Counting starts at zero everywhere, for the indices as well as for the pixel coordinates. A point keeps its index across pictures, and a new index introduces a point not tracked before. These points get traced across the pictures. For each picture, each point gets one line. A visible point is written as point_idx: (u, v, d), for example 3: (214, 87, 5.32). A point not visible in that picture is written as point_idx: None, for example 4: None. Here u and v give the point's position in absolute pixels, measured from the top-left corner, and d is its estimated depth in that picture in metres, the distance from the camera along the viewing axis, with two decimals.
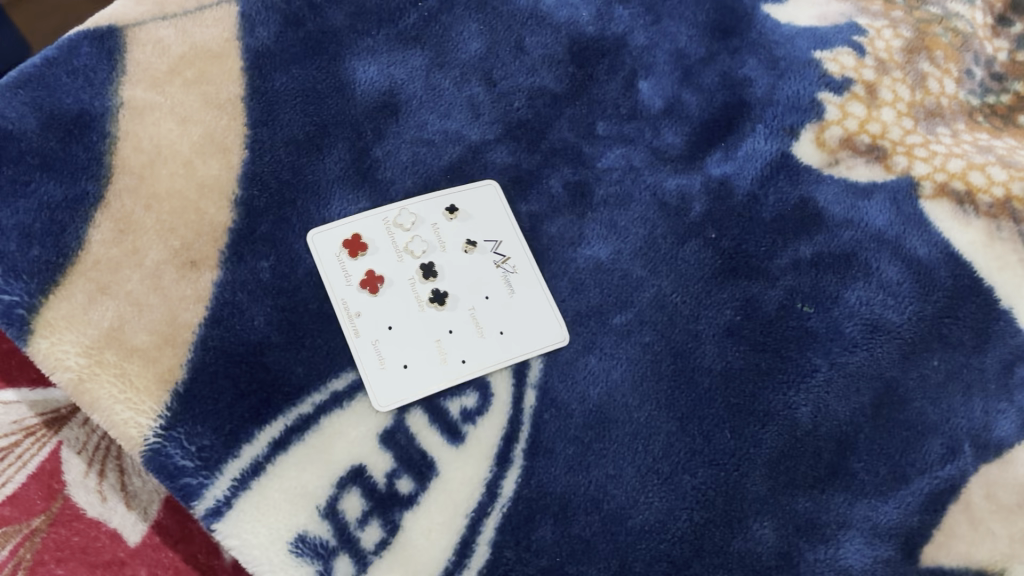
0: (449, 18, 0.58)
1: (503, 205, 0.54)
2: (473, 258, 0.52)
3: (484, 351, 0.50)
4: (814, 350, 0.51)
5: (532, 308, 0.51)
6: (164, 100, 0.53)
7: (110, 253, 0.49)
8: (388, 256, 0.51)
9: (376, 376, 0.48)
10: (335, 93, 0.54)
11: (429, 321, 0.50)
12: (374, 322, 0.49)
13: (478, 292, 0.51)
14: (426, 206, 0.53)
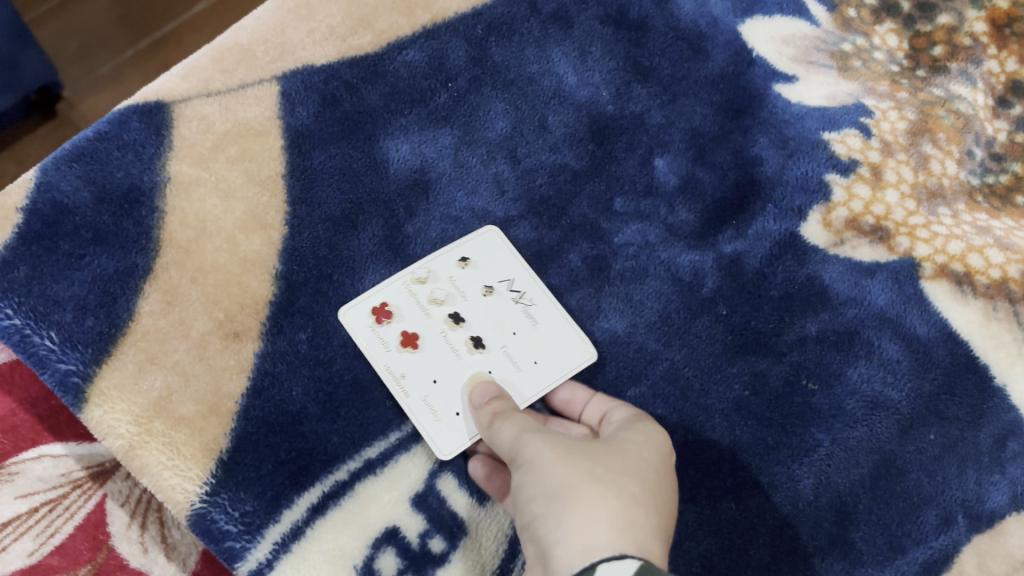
0: (478, 98, 0.61)
1: (505, 243, 0.58)
2: (495, 299, 0.56)
3: (525, 381, 0.54)
4: (816, 425, 0.54)
5: (559, 333, 0.55)
6: (209, 175, 0.56)
7: (158, 324, 0.52)
8: (416, 314, 0.55)
9: (432, 431, 0.52)
10: (370, 171, 0.58)
11: (468, 367, 0.54)
12: (417, 380, 0.53)
13: (505, 329, 0.55)
14: (439, 260, 0.56)
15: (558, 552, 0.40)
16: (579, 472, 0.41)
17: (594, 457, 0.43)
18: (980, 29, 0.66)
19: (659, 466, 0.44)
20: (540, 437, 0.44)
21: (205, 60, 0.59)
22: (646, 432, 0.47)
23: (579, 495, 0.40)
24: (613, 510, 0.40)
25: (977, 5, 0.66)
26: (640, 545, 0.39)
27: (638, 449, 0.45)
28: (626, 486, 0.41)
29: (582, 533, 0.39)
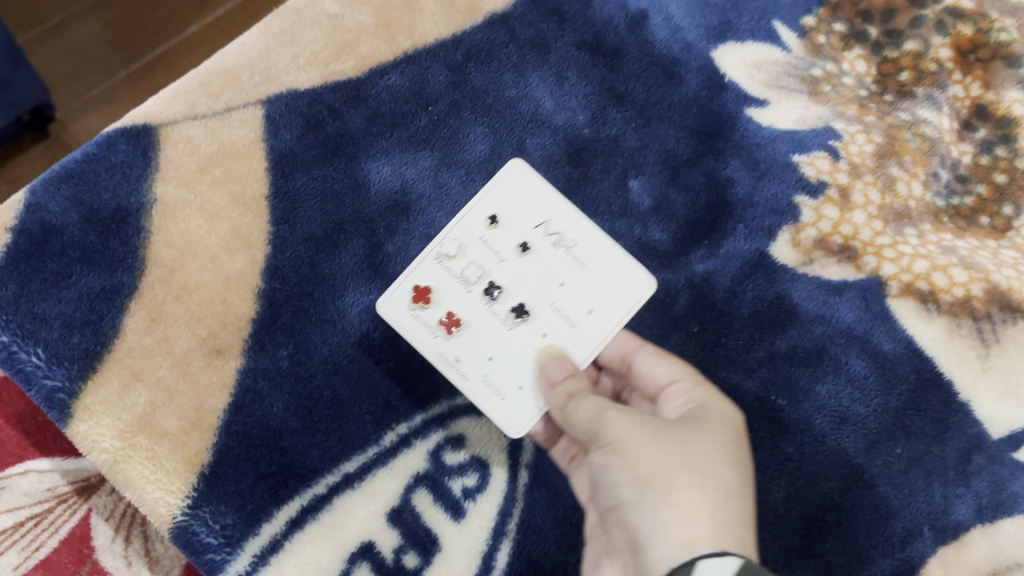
0: (458, 121, 0.62)
1: (534, 180, 0.57)
2: (537, 250, 0.56)
3: (583, 333, 0.55)
4: (786, 438, 0.57)
5: (610, 273, 0.56)
6: (194, 197, 0.57)
7: (142, 341, 0.53)
8: (455, 288, 0.56)
9: (500, 410, 0.55)
10: (352, 192, 0.59)
11: (522, 334, 0.55)
12: (475, 361, 0.55)
13: (551, 280, 0.56)
14: (467, 227, 0.56)
15: (653, 539, 0.42)
16: (672, 460, 0.44)
17: (680, 443, 0.45)
18: (945, 55, 0.68)
19: (740, 447, 0.47)
20: (626, 419, 0.46)
21: (191, 84, 0.59)
22: (721, 408, 0.50)
23: (676, 484, 0.43)
24: (708, 503, 0.43)
25: (942, 32, 0.68)
26: (733, 535, 0.42)
27: (719, 430, 0.48)
28: (713, 475, 0.45)
29: (679, 523, 0.42)
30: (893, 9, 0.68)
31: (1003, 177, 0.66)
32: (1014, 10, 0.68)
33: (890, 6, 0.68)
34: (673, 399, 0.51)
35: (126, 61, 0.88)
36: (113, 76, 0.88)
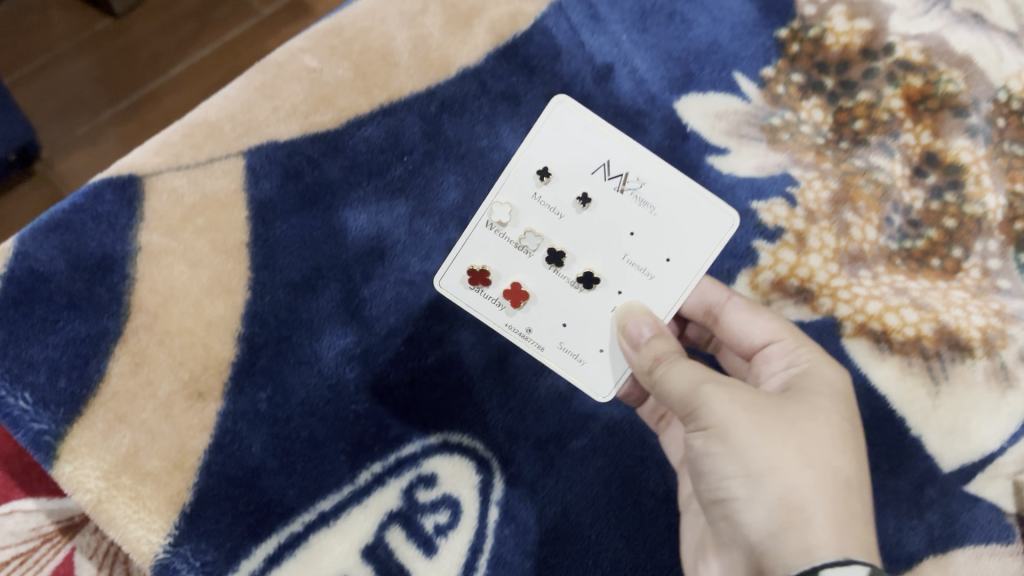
0: (431, 170, 0.65)
1: (581, 119, 0.57)
2: (597, 200, 0.57)
3: (662, 282, 0.57)
4: None
5: (681, 214, 0.57)
6: (177, 245, 0.60)
7: (126, 385, 0.56)
8: (517, 257, 0.59)
9: (584, 376, 0.59)
10: (330, 240, 0.62)
11: (595, 296, 0.58)
12: (550, 330, 0.59)
13: (618, 230, 0.57)
14: (519, 188, 0.58)
15: (769, 544, 0.43)
16: (786, 454, 0.44)
17: (790, 432, 0.45)
18: (896, 105, 0.69)
19: (846, 426, 0.48)
20: (729, 400, 0.45)
21: (175, 136, 0.62)
22: (823, 377, 0.50)
23: (791, 484, 0.44)
24: (826, 502, 0.44)
25: (893, 83, 0.69)
26: (850, 535, 0.43)
27: (822, 409, 0.48)
28: (825, 468, 0.45)
29: (798, 529, 0.43)
30: (847, 60, 0.70)
31: (953, 222, 0.67)
32: (962, 61, 0.70)
33: (843, 57, 0.70)
34: (771, 352, 0.54)
35: (111, 99, 0.90)
36: (97, 115, 0.90)
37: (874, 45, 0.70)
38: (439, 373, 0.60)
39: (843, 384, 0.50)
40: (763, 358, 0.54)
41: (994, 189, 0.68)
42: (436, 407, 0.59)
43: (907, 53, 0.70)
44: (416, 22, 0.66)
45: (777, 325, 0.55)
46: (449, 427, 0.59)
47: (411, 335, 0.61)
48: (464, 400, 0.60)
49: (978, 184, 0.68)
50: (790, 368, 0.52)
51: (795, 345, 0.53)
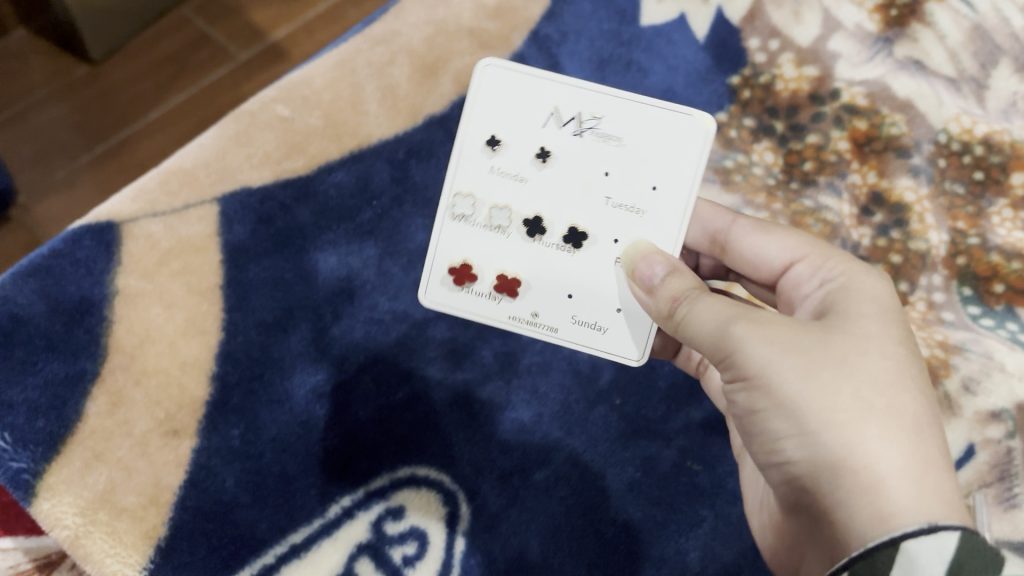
0: (400, 214, 0.67)
1: (514, 71, 0.55)
2: (558, 152, 0.55)
3: (655, 214, 0.54)
4: (702, 502, 0.60)
5: (651, 135, 0.54)
6: (153, 288, 0.62)
7: (103, 424, 0.58)
8: (496, 241, 0.56)
9: (604, 342, 0.56)
10: (301, 281, 0.64)
11: (592, 254, 0.55)
12: (555, 305, 0.56)
13: (591, 173, 0.54)
14: (475, 166, 0.55)
15: (840, 514, 0.38)
16: (843, 405, 0.38)
17: (842, 374, 0.39)
18: (843, 146, 0.73)
19: (904, 350, 0.41)
20: (767, 344, 0.40)
21: (152, 183, 0.64)
22: (867, 290, 0.43)
23: (852, 442, 0.38)
24: (900, 453, 0.38)
25: (840, 126, 0.73)
26: (933, 486, 0.38)
27: (878, 334, 0.41)
28: (891, 410, 0.39)
29: (868, 494, 0.37)
30: (795, 104, 0.73)
31: (899, 258, 0.69)
32: (903, 105, 0.73)
33: (792, 102, 0.74)
34: (798, 274, 0.47)
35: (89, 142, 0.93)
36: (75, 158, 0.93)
37: (821, 91, 0.73)
38: (406, 409, 0.62)
39: (893, 293, 0.44)
40: (791, 281, 0.48)
41: (937, 227, 0.70)
42: (403, 441, 0.61)
43: (852, 98, 0.73)
44: (384, 73, 0.70)
45: (798, 241, 0.48)
46: (416, 461, 0.61)
47: (380, 372, 0.63)
48: (431, 434, 0.62)
49: (922, 221, 0.70)
50: (825, 285, 0.45)
51: (822, 259, 0.46)
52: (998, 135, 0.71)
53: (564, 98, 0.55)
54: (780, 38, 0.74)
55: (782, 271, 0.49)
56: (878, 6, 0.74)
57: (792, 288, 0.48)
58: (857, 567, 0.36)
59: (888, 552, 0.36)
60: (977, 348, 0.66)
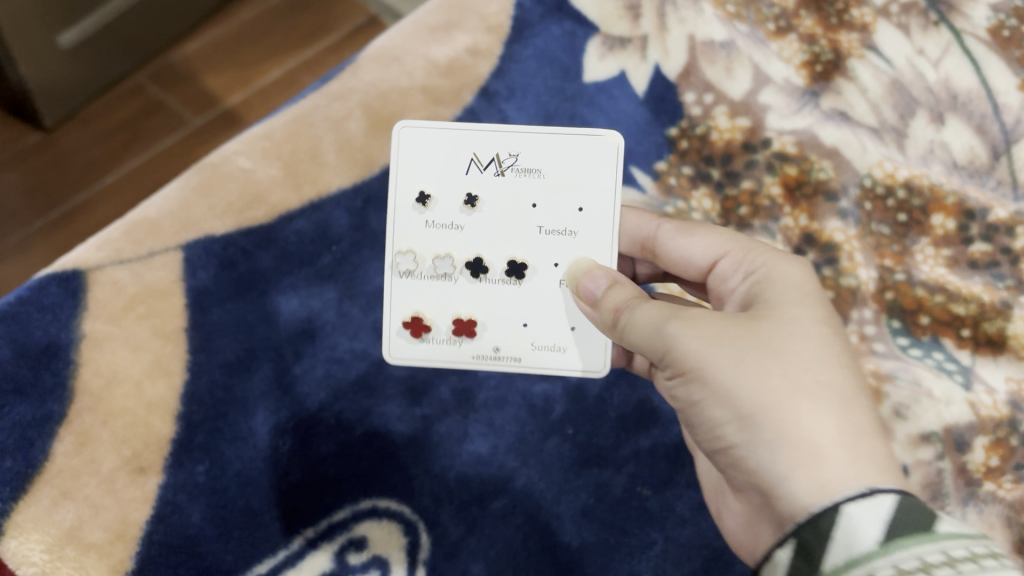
0: (358, 259, 0.71)
1: (428, 131, 0.59)
2: (483, 196, 0.59)
3: (585, 231, 0.58)
4: (652, 525, 0.63)
5: (566, 162, 0.58)
6: (119, 331, 0.64)
7: (70, 463, 0.59)
8: (446, 288, 0.59)
9: (564, 360, 0.59)
10: (263, 323, 0.67)
11: (534, 284, 0.59)
12: (512, 336, 0.59)
13: (519, 207, 0.58)
14: (411, 223, 0.59)
15: (782, 487, 0.43)
16: (774, 386, 0.44)
17: (770, 358, 0.44)
18: (776, 191, 0.76)
19: (826, 329, 0.47)
20: (696, 336, 0.46)
21: (116, 233, 0.67)
22: (786, 276, 0.49)
23: (786, 418, 0.43)
24: (830, 425, 0.43)
25: (772, 172, 0.76)
26: (863, 454, 0.43)
27: (801, 319, 0.47)
28: (818, 387, 0.44)
29: (805, 465, 0.42)
30: (730, 153, 0.77)
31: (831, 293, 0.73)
32: (831, 152, 0.77)
33: (726, 151, 0.78)
34: (723, 269, 0.53)
35: (59, 200, 1.09)
36: (47, 213, 1.08)
37: (753, 140, 0.77)
38: (366, 445, 0.64)
39: (808, 278, 0.49)
40: (718, 277, 0.54)
41: (865, 264, 0.74)
42: (364, 475, 0.63)
43: (782, 146, 0.77)
44: (341, 126, 0.73)
45: (719, 242, 0.54)
46: (377, 493, 0.63)
47: (341, 410, 0.65)
48: (392, 468, 0.64)
49: (851, 259, 0.74)
50: (748, 277, 0.52)
51: (744, 255, 0.53)
52: (918, 179, 0.75)
53: (479, 145, 0.59)
54: (713, 92, 0.79)
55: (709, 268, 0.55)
56: (804, 63, 0.79)
57: (719, 283, 0.54)
58: (804, 533, 0.41)
59: (831, 516, 0.40)
60: (907, 375, 0.70)
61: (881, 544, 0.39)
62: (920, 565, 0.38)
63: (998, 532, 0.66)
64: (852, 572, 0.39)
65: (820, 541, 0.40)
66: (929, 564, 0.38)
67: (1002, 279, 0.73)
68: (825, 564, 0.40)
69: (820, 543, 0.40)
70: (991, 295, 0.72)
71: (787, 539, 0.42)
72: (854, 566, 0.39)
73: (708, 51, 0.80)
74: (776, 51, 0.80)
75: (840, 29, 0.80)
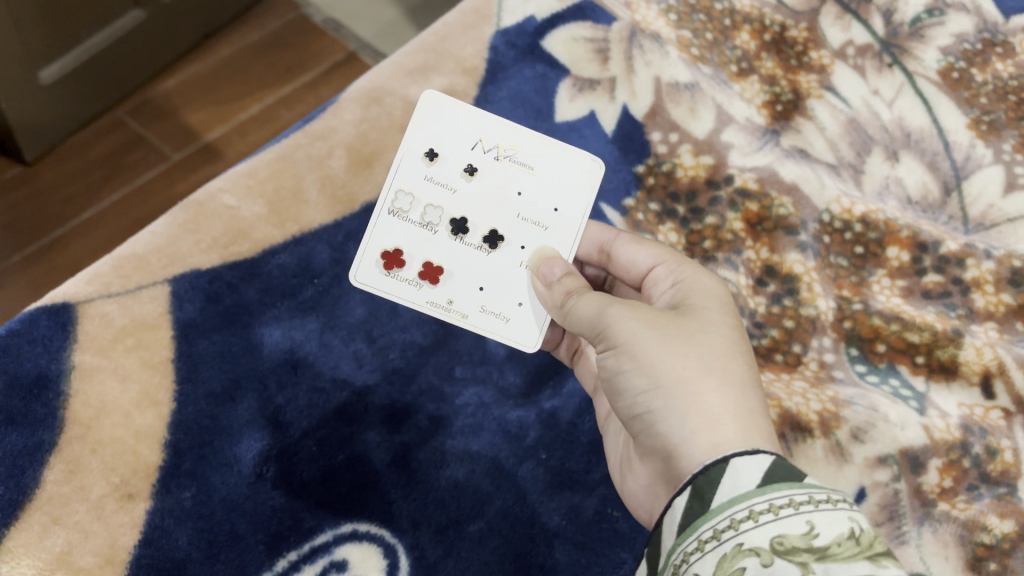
0: (339, 291, 0.74)
1: (450, 104, 0.65)
2: (482, 170, 0.65)
3: (556, 228, 0.65)
4: (621, 545, 0.66)
5: (557, 167, 0.66)
6: (107, 363, 0.66)
7: (60, 490, 0.62)
8: (425, 235, 0.65)
9: (507, 329, 0.65)
10: (247, 353, 0.70)
11: (498, 257, 0.64)
12: (467, 295, 0.65)
13: (507, 192, 0.65)
14: (414, 170, 0.65)
15: (681, 446, 0.49)
16: (689, 364, 0.50)
17: (690, 345, 0.51)
18: (738, 226, 0.78)
19: (738, 332, 0.53)
20: (633, 320, 0.52)
21: (105, 267, 0.70)
22: (711, 288, 0.56)
23: (695, 390, 0.49)
24: (730, 402, 0.49)
25: (734, 208, 0.79)
26: (755, 429, 0.48)
27: (718, 319, 0.53)
28: (725, 373, 0.50)
29: (705, 428, 0.48)
30: (694, 190, 0.80)
31: (791, 322, 0.74)
32: (791, 188, 0.79)
33: (691, 187, 0.80)
34: (657, 275, 0.59)
35: (35, 237, 1.11)
36: (23, 249, 1.10)
37: (717, 177, 0.80)
38: (348, 470, 0.67)
39: (732, 294, 0.56)
40: (651, 281, 0.60)
41: (824, 294, 0.75)
42: (345, 500, 0.66)
43: (744, 183, 0.80)
44: (322, 164, 0.77)
45: (662, 251, 0.60)
46: (358, 517, 0.65)
47: (323, 437, 0.68)
48: (373, 493, 0.66)
49: (810, 290, 0.75)
50: (674, 286, 0.57)
51: (678, 266, 0.58)
52: (874, 214, 0.77)
53: (489, 131, 0.66)
54: (679, 131, 0.82)
55: (646, 274, 0.61)
56: (765, 103, 0.83)
57: (651, 288, 0.60)
58: (698, 480, 0.46)
59: (721, 466, 0.46)
60: (864, 402, 0.71)
61: (759, 486, 0.44)
62: (789, 500, 0.43)
63: (952, 552, 0.65)
64: (735, 506, 0.44)
65: (710, 485, 0.45)
66: (797, 501, 0.43)
67: (954, 309, 0.74)
68: (713, 503, 0.45)
69: (710, 488, 0.45)
70: (944, 323, 0.72)
71: (683, 488, 0.47)
72: (737, 502, 0.44)
73: (673, 92, 0.84)
74: (739, 92, 0.84)
75: (800, 71, 0.85)
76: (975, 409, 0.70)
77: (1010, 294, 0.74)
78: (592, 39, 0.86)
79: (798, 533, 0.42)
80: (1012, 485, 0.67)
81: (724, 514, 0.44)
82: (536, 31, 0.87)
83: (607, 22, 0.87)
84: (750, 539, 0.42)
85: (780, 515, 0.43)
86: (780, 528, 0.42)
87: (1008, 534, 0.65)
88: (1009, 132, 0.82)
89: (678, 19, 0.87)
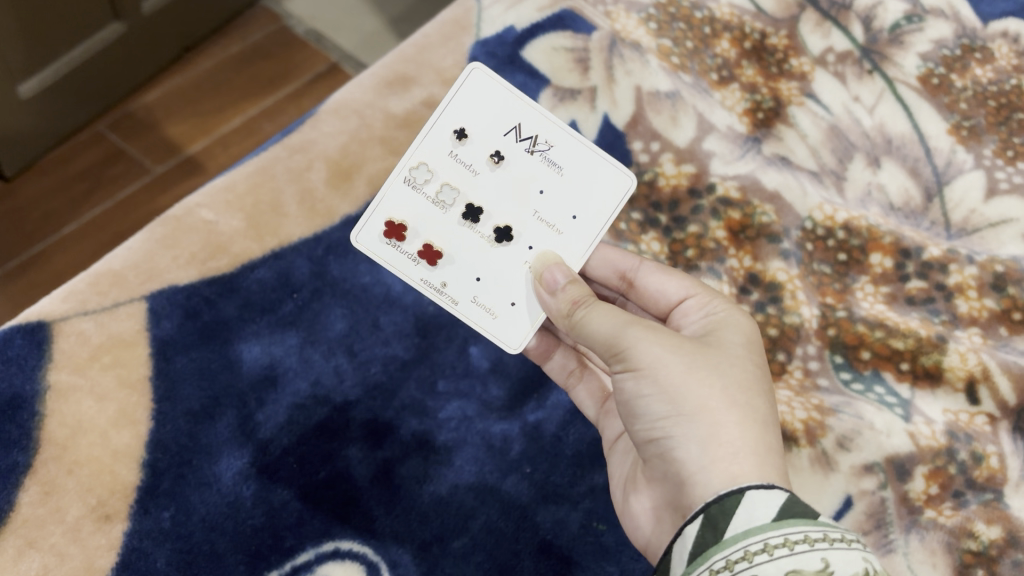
0: (319, 305, 0.73)
1: (493, 81, 0.64)
2: (507, 159, 0.64)
3: (569, 236, 0.64)
4: (608, 559, 0.65)
5: (585, 173, 0.65)
6: (84, 381, 0.66)
7: (36, 512, 0.61)
8: (434, 213, 0.65)
9: (492, 325, 0.65)
10: (226, 370, 0.69)
11: (500, 254, 0.65)
12: (463, 283, 0.65)
13: (528, 187, 0.65)
14: (441, 145, 0.64)
15: (698, 475, 0.49)
16: (714, 396, 0.51)
17: (715, 375, 0.52)
18: (720, 235, 0.78)
19: (759, 368, 0.55)
20: (658, 345, 0.52)
21: (82, 285, 0.69)
22: (742, 323, 0.57)
23: (720, 422, 0.50)
24: (751, 438, 0.50)
25: (716, 216, 0.78)
26: (772, 466, 0.50)
27: (741, 353, 0.54)
28: (747, 407, 0.52)
29: (725, 460, 0.49)
30: (676, 199, 0.79)
31: (775, 331, 0.73)
32: (773, 196, 0.79)
33: (674, 197, 0.79)
34: (687, 306, 0.60)
35: (15, 253, 1.10)
36: (4, 264, 1.09)
37: (698, 185, 0.80)
38: (329, 487, 0.66)
39: (756, 329, 0.57)
40: (681, 310, 0.61)
41: (807, 302, 0.74)
42: (327, 517, 0.65)
43: (726, 191, 0.79)
44: (302, 177, 0.77)
45: (693, 282, 0.61)
46: (340, 535, 0.64)
47: (304, 454, 0.67)
48: (354, 510, 0.65)
49: (794, 298, 0.75)
50: (706, 316, 0.58)
51: (709, 299, 0.59)
52: (856, 221, 0.77)
53: (529, 117, 0.64)
54: (660, 140, 0.82)
55: (676, 304, 0.62)
56: (746, 111, 0.83)
57: (680, 317, 0.60)
58: (711, 509, 0.47)
59: (736, 497, 0.46)
60: (849, 410, 0.70)
61: (775, 520, 0.45)
62: (804, 536, 0.43)
63: (940, 559, 0.65)
64: (749, 538, 0.44)
65: (724, 514, 0.46)
66: (812, 537, 0.43)
67: (938, 314, 0.73)
68: (726, 533, 0.45)
69: (724, 519, 0.46)
70: (928, 330, 0.72)
71: (695, 516, 0.47)
72: (751, 534, 0.44)
73: (654, 101, 0.84)
74: (719, 100, 0.84)
75: (781, 78, 0.85)
76: (960, 415, 0.69)
77: (993, 299, 0.74)
78: (572, 48, 0.86)
79: (812, 568, 0.42)
80: (998, 490, 0.67)
81: (737, 545, 0.44)
82: (516, 41, 0.86)
83: (587, 31, 0.87)
84: (764, 571, 0.42)
85: (795, 549, 0.43)
86: (794, 562, 0.42)
87: (995, 540, 0.65)
88: (989, 137, 0.82)
89: (658, 28, 0.87)
